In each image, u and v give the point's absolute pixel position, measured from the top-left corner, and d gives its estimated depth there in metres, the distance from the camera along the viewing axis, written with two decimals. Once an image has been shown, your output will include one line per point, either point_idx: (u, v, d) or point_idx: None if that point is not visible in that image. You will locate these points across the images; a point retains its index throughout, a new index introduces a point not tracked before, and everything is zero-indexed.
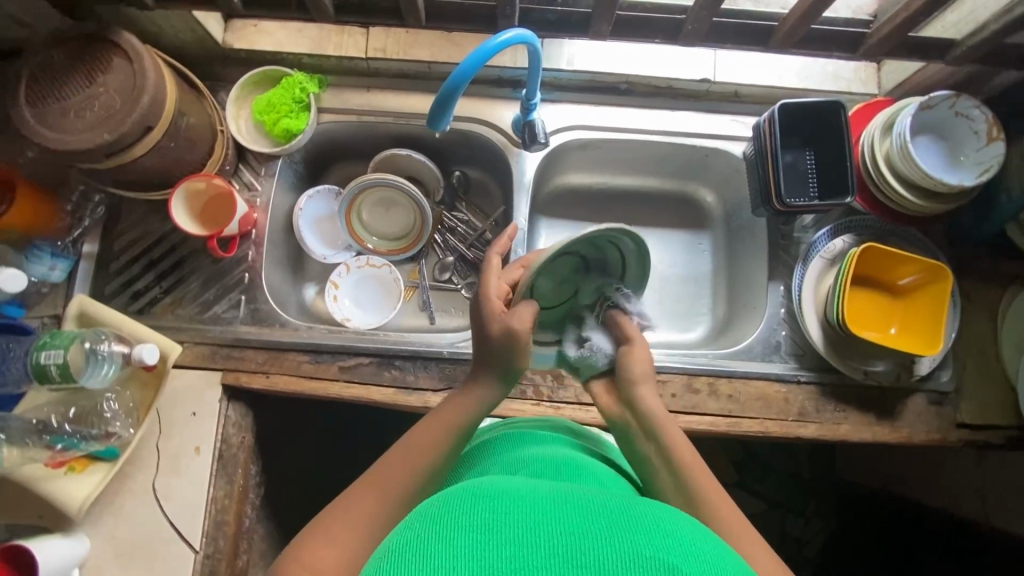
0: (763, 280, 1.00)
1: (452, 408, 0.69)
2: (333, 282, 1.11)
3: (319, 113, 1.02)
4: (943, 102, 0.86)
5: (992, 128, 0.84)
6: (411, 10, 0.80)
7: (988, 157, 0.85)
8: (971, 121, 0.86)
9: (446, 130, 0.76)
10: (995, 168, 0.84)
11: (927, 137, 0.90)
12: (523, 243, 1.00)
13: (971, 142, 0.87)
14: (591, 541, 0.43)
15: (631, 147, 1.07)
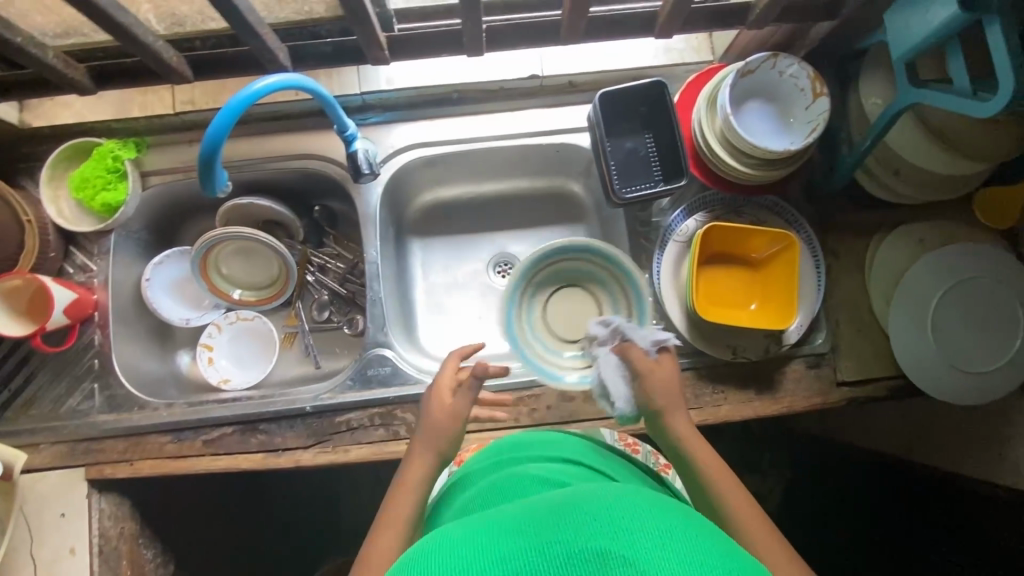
0: (630, 271, 0.98)
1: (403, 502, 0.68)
2: (205, 344, 1.07)
3: (143, 178, 0.97)
4: (763, 64, 0.82)
5: (815, 83, 0.81)
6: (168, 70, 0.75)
7: (813, 116, 0.82)
8: (795, 79, 0.83)
9: (228, 191, 0.73)
10: (820, 126, 0.80)
11: (757, 101, 0.86)
12: (378, 277, 0.96)
13: (800, 100, 0.84)
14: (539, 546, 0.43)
15: (482, 155, 1.02)
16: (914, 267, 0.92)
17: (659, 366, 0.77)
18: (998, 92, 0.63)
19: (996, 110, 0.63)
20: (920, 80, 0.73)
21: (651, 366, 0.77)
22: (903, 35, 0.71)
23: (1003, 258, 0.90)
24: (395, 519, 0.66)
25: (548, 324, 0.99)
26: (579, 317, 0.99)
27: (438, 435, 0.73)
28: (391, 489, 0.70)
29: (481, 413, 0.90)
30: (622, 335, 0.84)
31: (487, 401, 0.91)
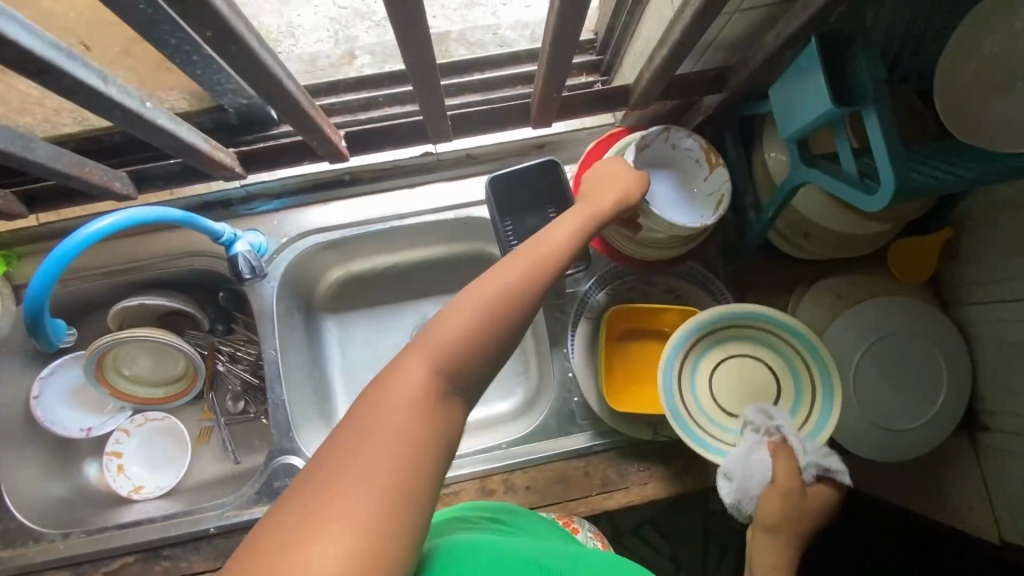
0: (547, 346, 0.94)
1: (448, 325, 0.46)
2: (113, 452, 1.01)
3: (17, 292, 0.90)
4: (656, 138, 0.78)
5: (709, 154, 0.78)
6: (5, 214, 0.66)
7: (716, 185, 0.78)
8: (689, 151, 0.79)
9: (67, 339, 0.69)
10: (727, 197, 0.76)
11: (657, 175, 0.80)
12: (279, 377, 0.91)
13: (698, 171, 0.79)
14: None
15: (389, 234, 0.96)
16: (833, 325, 0.89)
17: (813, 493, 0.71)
18: (881, 184, 0.58)
19: (881, 202, 0.59)
20: (813, 156, 0.70)
21: (778, 480, 0.70)
22: (788, 112, 0.66)
23: (925, 309, 0.87)
24: (418, 370, 0.43)
25: (713, 397, 0.80)
26: (748, 397, 0.80)
27: (491, 308, 0.47)
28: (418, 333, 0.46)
29: None
30: (783, 438, 0.73)
31: None
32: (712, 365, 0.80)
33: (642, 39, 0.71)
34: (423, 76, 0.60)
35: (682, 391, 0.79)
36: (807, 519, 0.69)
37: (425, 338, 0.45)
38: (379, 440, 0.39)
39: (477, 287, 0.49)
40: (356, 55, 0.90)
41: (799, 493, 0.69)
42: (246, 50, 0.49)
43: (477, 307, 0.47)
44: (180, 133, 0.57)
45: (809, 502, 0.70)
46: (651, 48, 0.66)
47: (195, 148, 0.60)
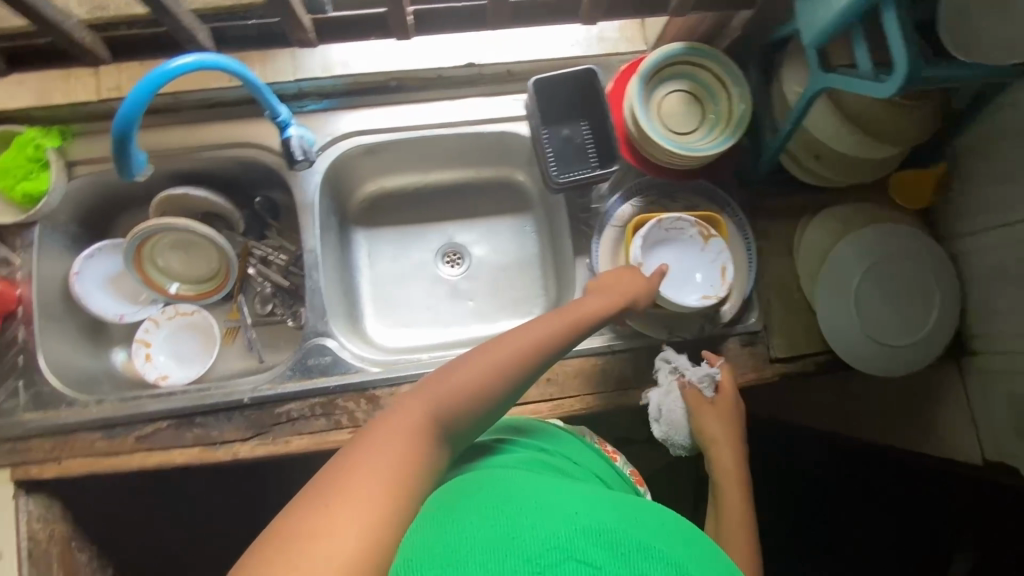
0: (570, 256, 0.99)
1: (517, 337, 0.66)
2: (141, 340, 1.04)
3: (69, 168, 0.93)
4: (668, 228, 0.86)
5: (673, 222, 0.86)
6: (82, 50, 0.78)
7: (716, 256, 0.85)
8: (680, 228, 0.86)
9: (149, 173, 0.71)
10: (717, 297, 0.83)
11: (674, 248, 0.87)
12: (317, 268, 0.96)
13: (689, 244, 0.87)
14: (588, 524, 0.47)
15: (425, 145, 1.03)
16: (838, 247, 0.96)
17: (715, 413, 0.88)
18: (894, 74, 0.66)
19: (895, 92, 0.66)
20: (833, 66, 0.77)
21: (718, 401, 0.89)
22: (814, 18, 0.73)
23: (922, 239, 0.95)
24: (399, 451, 0.55)
25: (668, 128, 0.88)
26: (690, 111, 0.89)
27: (564, 326, 0.69)
28: (419, 384, 0.63)
29: None
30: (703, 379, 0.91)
31: None
32: (661, 116, 0.89)
33: None
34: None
35: (656, 148, 0.86)
36: (725, 429, 0.87)
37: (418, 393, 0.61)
38: (377, 458, 0.54)
39: (469, 364, 0.63)
40: None
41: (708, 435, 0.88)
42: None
43: (455, 376, 0.62)
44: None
45: (715, 424, 0.87)
46: None
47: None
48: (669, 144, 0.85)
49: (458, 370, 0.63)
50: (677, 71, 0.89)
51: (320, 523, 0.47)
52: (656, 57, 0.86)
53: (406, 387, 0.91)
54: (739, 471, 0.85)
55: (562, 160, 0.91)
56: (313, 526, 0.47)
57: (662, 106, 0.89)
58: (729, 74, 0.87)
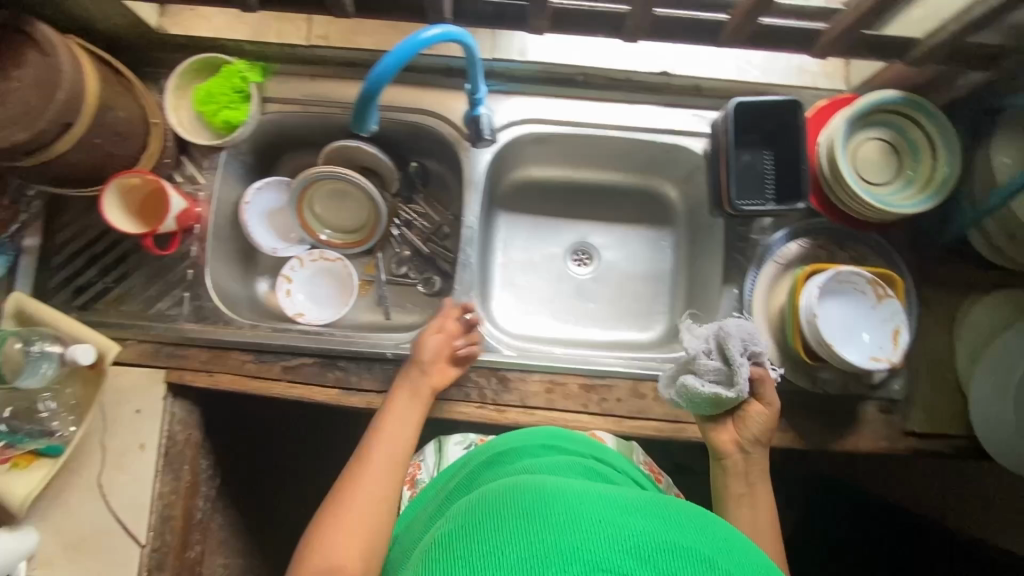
0: (718, 282, 0.97)
1: (392, 423, 0.82)
2: (285, 275, 1.09)
3: (263, 103, 0.98)
4: (844, 281, 0.83)
5: (856, 277, 0.83)
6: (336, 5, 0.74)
7: (889, 318, 0.83)
8: (854, 283, 0.83)
9: (374, 129, 0.73)
10: (886, 362, 0.81)
11: (845, 302, 0.84)
12: (472, 243, 0.98)
13: (861, 300, 0.84)
14: (575, 524, 0.48)
15: (592, 143, 1.03)
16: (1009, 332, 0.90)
17: (753, 415, 0.81)
18: None
19: None
20: None
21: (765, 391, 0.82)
22: None
23: None
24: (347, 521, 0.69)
25: (863, 179, 0.86)
26: (885, 162, 0.87)
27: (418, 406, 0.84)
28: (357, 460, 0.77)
29: (552, 392, 0.91)
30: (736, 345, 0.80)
31: (560, 381, 0.92)
32: (855, 166, 0.86)
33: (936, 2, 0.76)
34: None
35: (852, 201, 0.84)
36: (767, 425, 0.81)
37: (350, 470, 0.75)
38: (352, 511, 0.70)
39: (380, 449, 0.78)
40: None
41: (734, 420, 0.83)
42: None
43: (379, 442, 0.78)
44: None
45: (748, 423, 0.81)
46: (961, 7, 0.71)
47: (509, 5, 0.73)
48: (870, 200, 0.82)
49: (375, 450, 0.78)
50: (872, 119, 0.86)
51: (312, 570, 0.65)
52: (857, 105, 0.83)
53: (538, 377, 0.92)
54: (765, 459, 0.81)
55: (746, 194, 0.89)
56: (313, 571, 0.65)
57: (857, 155, 0.86)
58: (933, 121, 0.83)
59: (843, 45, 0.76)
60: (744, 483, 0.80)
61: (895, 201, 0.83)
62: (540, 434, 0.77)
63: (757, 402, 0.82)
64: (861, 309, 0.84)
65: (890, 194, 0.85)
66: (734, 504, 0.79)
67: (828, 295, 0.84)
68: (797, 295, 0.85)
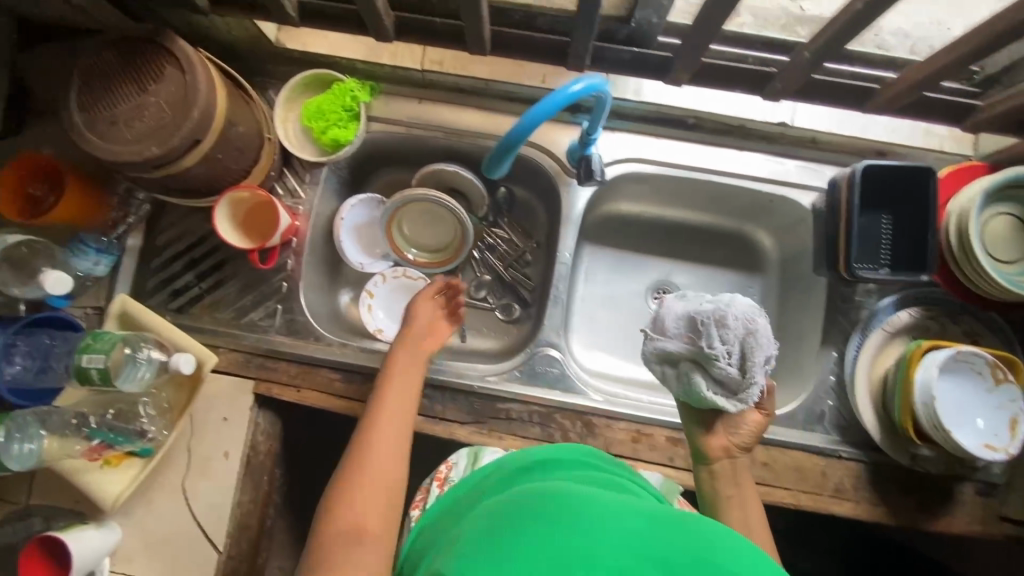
0: (816, 343, 0.94)
1: (405, 373, 0.84)
2: (368, 292, 1.08)
3: (368, 122, 0.98)
4: (962, 361, 0.80)
5: (975, 358, 0.80)
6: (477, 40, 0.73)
7: (1007, 404, 0.80)
8: (972, 364, 0.80)
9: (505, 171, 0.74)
10: (1004, 452, 0.78)
11: (962, 383, 0.81)
12: (565, 279, 0.97)
13: (978, 383, 0.81)
14: (597, 534, 0.48)
15: (693, 186, 1.01)
16: None
17: (746, 420, 0.77)
18: None
19: None
20: None
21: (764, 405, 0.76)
22: None
23: None
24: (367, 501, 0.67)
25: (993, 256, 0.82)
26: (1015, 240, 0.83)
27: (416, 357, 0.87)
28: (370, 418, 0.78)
29: (639, 442, 0.89)
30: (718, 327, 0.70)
31: (648, 431, 0.90)
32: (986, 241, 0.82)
33: None
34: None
35: (985, 280, 0.80)
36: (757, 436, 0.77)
37: (364, 428, 0.76)
38: (370, 490, 0.69)
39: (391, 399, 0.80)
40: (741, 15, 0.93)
41: (726, 426, 0.77)
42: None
43: (385, 400, 0.80)
44: (614, 47, 0.78)
45: (742, 428, 0.76)
46: None
47: (649, 55, 0.78)
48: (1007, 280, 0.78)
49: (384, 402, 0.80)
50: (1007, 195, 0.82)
51: (337, 539, 0.64)
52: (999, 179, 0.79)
53: (625, 425, 0.90)
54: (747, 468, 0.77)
55: (867, 257, 0.85)
56: (348, 547, 0.63)
57: (988, 231, 0.82)
58: None
59: None
60: (733, 488, 0.76)
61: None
62: (552, 447, 0.71)
63: (759, 411, 0.78)
64: (978, 392, 0.80)
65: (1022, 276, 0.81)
66: (725, 508, 0.74)
67: (944, 374, 0.81)
68: (910, 372, 0.82)
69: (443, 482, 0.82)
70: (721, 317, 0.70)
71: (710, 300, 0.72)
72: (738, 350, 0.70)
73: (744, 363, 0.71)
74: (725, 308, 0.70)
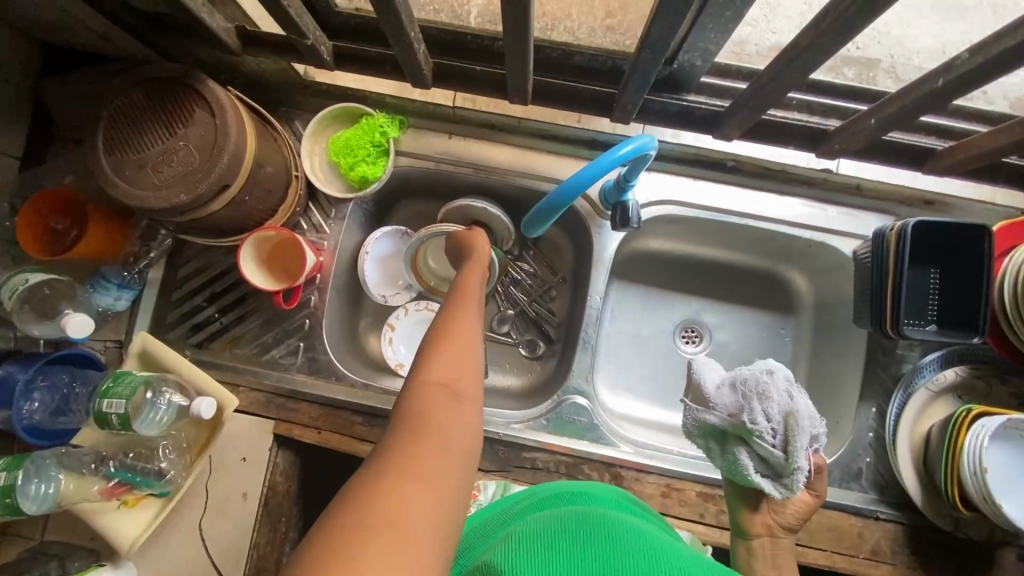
0: (853, 396, 0.91)
1: (468, 296, 0.73)
2: (390, 323, 1.07)
3: (397, 156, 0.96)
4: (1012, 428, 0.77)
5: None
6: (520, 90, 0.71)
7: None
8: (1023, 432, 0.77)
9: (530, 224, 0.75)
10: None
11: (1010, 452, 0.78)
12: (595, 323, 0.94)
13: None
14: (653, 557, 0.48)
15: (728, 228, 0.98)
16: None
17: (793, 499, 0.74)
18: None
19: None
20: None
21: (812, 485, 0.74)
22: None
23: None
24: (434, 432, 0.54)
25: None
26: None
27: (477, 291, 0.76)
28: (430, 341, 0.65)
29: (668, 497, 0.87)
30: (761, 403, 0.68)
31: (677, 485, 0.87)
32: None
33: None
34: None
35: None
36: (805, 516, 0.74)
37: (443, 325, 0.67)
38: (433, 422, 0.54)
39: (457, 326, 0.67)
40: None
41: (771, 505, 0.74)
42: (964, 70, 0.55)
43: (463, 305, 0.71)
44: (661, 99, 0.77)
45: (787, 509, 0.74)
46: None
47: (698, 108, 0.76)
48: None
49: (448, 326, 0.67)
50: None
51: (435, 398, 0.57)
52: None
53: (654, 478, 0.87)
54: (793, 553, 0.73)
55: (913, 312, 0.84)
56: (401, 487, 0.47)
57: None
58: None
59: None
60: (771, 568, 0.72)
61: None
62: (583, 487, 0.70)
63: (807, 492, 0.75)
64: None
65: None
66: None
67: (997, 443, 0.77)
68: (958, 439, 0.78)
69: (469, 504, 0.85)
70: (762, 390, 0.68)
71: (750, 371, 0.70)
72: (782, 425, 0.67)
73: (787, 441, 0.68)
74: (767, 381, 0.68)
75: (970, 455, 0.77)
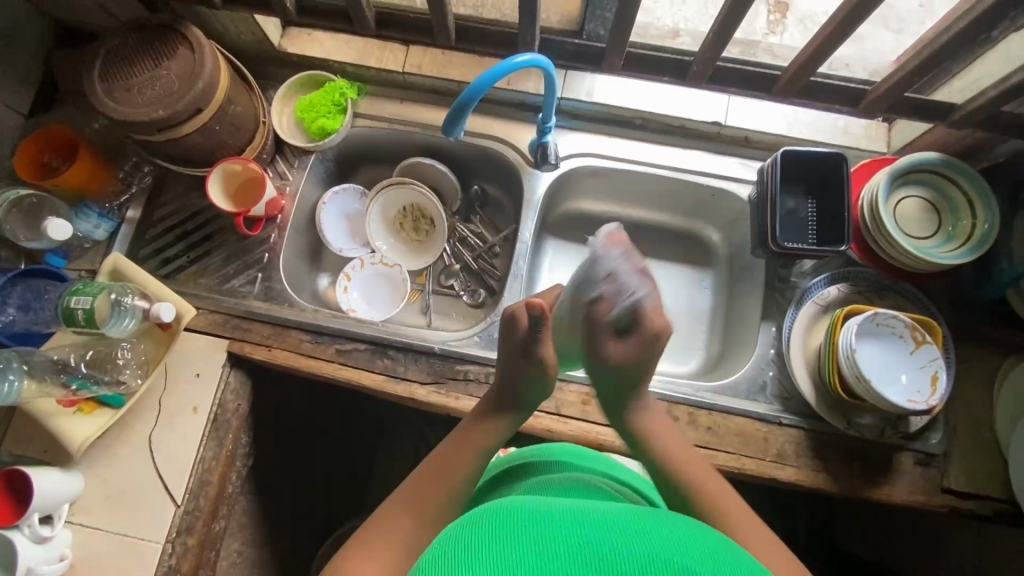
0: (756, 319, 1.01)
1: (482, 430, 0.75)
2: (346, 273, 1.15)
3: (354, 117, 1.11)
4: (882, 324, 0.86)
5: (900, 324, 0.86)
6: (443, 29, 0.87)
7: (927, 361, 0.85)
8: (893, 327, 0.86)
9: (460, 137, 0.83)
10: (925, 404, 0.82)
11: (882, 345, 0.86)
12: (525, 256, 1.07)
13: (900, 344, 0.87)
14: (560, 543, 0.47)
15: (641, 181, 1.12)
16: None
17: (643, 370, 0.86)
18: None
19: None
20: None
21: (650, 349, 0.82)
22: None
23: None
24: (407, 523, 0.63)
25: (905, 231, 0.91)
26: (926, 216, 0.92)
27: (491, 428, 0.75)
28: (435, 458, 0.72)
29: (588, 404, 0.94)
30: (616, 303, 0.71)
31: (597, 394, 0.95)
32: (898, 218, 0.92)
33: (981, 70, 0.83)
34: (823, 34, 0.76)
35: (897, 249, 0.89)
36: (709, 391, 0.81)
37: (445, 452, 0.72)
38: (406, 521, 0.63)
39: (462, 449, 0.72)
40: (680, 35, 1.08)
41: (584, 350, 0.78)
42: None
43: (462, 443, 0.73)
44: (559, 41, 0.91)
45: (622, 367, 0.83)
46: (999, 77, 0.76)
47: (590, 46, 0.90)
48: (915, 252, 0.87)
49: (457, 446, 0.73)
50: (924, 170, 0.91)
51: (410, 505, 0.65)
52: (902, 162, 0.89)
53: (576, 387, 0.95)
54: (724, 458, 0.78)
55: (789, 231, 0.96)
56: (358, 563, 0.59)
57: (899, 207, 0.92)
58: (978, 187, 0.88)
59: (887, 105, 0.84)
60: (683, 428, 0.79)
61: (935, 256, 0.87)
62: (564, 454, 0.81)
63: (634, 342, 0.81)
64: (902, 351, 0.86)
65: (932, 249, 0.90)
66: (647, 437, 0.76)
67: (868, 338, 0.87)
68: (835, 336, 0.88)
69: None
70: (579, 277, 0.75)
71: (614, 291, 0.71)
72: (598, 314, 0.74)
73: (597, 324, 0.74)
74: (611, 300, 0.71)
75: (846, 350, 0.86)
